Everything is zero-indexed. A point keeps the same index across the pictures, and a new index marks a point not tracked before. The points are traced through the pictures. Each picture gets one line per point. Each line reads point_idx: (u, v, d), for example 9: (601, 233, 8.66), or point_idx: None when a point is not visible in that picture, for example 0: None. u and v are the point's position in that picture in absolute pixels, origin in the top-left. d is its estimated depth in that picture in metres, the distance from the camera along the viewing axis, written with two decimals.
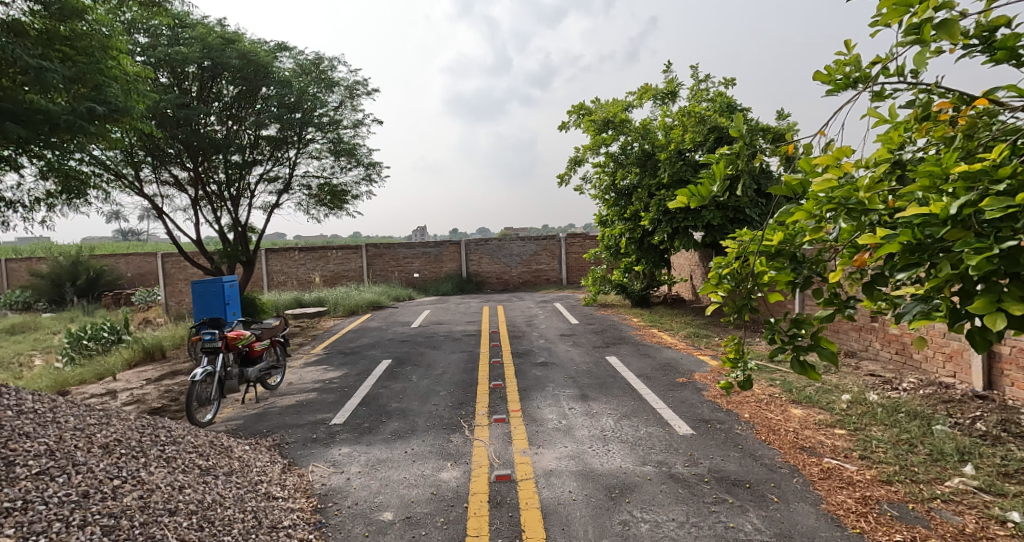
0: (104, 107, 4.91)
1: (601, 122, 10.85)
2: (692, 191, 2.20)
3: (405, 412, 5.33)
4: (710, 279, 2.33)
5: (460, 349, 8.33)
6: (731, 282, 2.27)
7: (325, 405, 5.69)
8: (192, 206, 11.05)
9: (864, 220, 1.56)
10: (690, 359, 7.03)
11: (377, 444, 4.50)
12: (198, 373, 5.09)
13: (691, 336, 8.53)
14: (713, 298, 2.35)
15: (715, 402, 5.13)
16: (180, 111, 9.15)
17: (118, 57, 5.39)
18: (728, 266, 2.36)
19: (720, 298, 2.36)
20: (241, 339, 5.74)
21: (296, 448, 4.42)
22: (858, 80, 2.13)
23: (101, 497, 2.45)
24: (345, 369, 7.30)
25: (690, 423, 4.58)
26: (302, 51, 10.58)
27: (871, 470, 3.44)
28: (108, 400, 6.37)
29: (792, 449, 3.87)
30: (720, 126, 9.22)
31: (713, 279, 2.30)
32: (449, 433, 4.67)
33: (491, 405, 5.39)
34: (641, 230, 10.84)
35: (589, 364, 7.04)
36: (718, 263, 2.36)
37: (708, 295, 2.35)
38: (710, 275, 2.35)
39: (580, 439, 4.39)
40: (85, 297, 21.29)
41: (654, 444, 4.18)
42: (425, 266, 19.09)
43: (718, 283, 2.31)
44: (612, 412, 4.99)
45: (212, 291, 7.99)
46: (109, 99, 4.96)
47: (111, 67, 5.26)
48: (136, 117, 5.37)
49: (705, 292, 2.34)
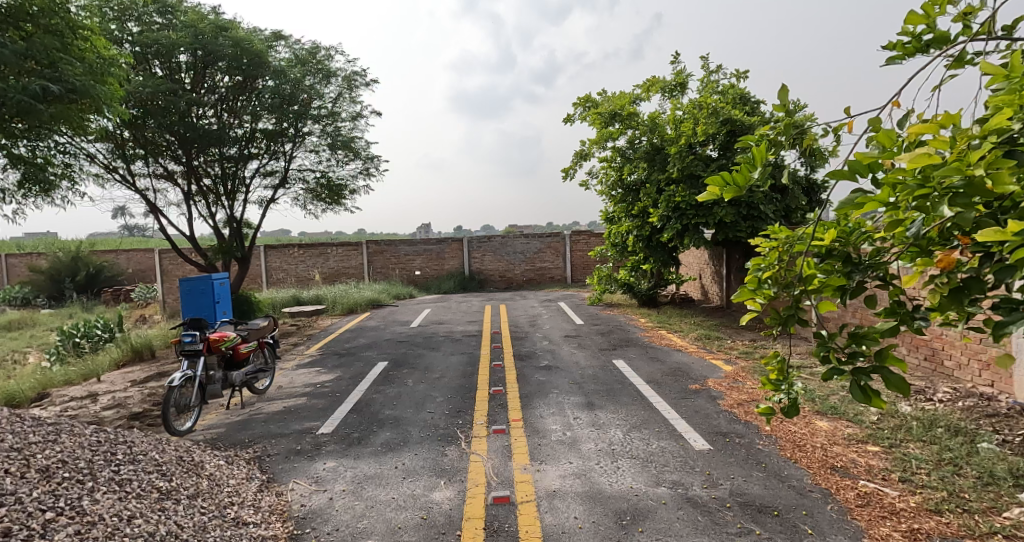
0: (60, 86, 4.54)
1: (607, 114, 10.44)
2: (725, 178, 1.78)
3: (398, 421, 4.96)
4: (747, 285, 1.92)
5: (459, 351, 7.96)
6: (773, 288, 1.85)
7: (314, 412, 5.33)
8: (185, 201, 10.71)
9: (970, 214, 1.16)
10: (702, 363, 6.65)
11: (366, 458, 4.13)
12: (175, 377, 4.74)
13: (702, 338, 8.13)
14: (751, 309, 1.91)
15: (733, 413, 4.73)
16: (170, 99, 8.78)
17: (86, 37, 5.05)
18: (769, 269, 1.94)
19: (758, 308, 1.92)
20: (224, 341, 5.39)
21: (278, 462, 4.07)
22: (932, 43, 1.70)
23: (26, 536, 2.14)
24: (338, 372, 6.95)
25: (706, 437, 4.20)
26: (298, 40, 10.22)
27: (916, 497, 3.04)
28: (87, 404, 6.03)
29: (823, 470, 3.48)
30: (734, 119, 8.86)
31: (752, 283, 1.88)
32: (444, 445, 4.30)
33: (490, 414, 5.03)
34: (650, 227, 10.48)
35: (595, 368, 6.66)
36: (756, 264, 1.92)
37: (744, 303, 1.92)
38: (748, 279, 1.92)
39: (586, 455, 4.00)
40: (85, 293, 21.09)
41: (667, 462, 3.80)
42: (427, 264, 18.74)
43: (757, 289, 1.88)
44: (621, 423, 4.62)
45: (201, 289, 7.66)
46: (66, 78, 4.57)
47: (77, 47, 4.93)
48: (100, 100, 4.97)
49: (740, 299, 1.90)
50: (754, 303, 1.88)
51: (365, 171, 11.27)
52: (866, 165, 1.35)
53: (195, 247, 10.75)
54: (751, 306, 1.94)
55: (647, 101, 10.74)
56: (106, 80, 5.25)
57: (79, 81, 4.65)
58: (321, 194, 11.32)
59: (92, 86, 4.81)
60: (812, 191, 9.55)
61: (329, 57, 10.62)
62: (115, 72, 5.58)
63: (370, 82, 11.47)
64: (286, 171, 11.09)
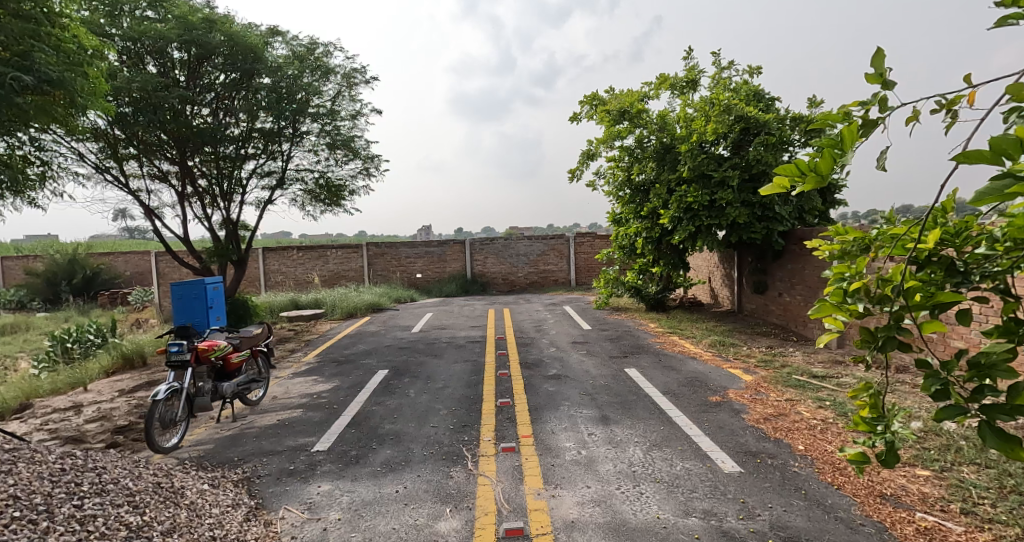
0: (32, 77, 4.25)
1: (615, 112, 10.14)
2: (802, 168, 1.45)
3: (399, 436, 4.62)
4: (828, 298, 1.57)
5: (463, 359, 7.62)
6: (862, 304, 1.50)
7: (309, 427, 4.99)
8: (180, 202, 10.39)
9: None
10: (719, 372, 6.30)
11: (364, 481, 3.78)
12: (161, 391, 4.40)
13: (716, 345, 7.79)
14: (830, 327, 1.57)
15: (761, 429, 4.37)
16: (159, 94, 8.43)
17: (63, 23, 4.74)
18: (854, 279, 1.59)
19: (841, 327, 1.58)
20: (214, 351, 5.02)
21: (269, 486, 3.72)
22: None
23: None
24: (336, 381, 6.61)
25: (735, 457, 3.85)
26: (295, 36, 9.95)
27: (985, 534, 2.69)
28: (70, 416, 5.69)
29: (873, 499, 3.12)
30: (747, 115, 8.54)
31: (835, 296, 1.52)
32: (450, 466, 3.97)
33: (498, 430, 4.68)
34: (660, 229, 10.14)
35: (607, 378, 6.31)
36: (838, 272, 1.58)
37: (823, 321, 1.58)
38: (829, 292, 1.58)
39: (605, 477, 3.66)
40: (81, 297, 20.83)
41: (695, 486, 3.46)
42: (428, 267, 18.40)
43: (842, 303, 1.52)
44: (640, 440, 4.29)
45: (193, 294, 7.32)
46: (39, 67, 4.27)
47: (55, 35, 4.62)
48: (76, 92, 4.67)
49: (818, 316, 1.57)
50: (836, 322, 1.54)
51: (365, 171, 10.95)
52: (1021, 144, 1.03)
53: (189, 250, 10.40)
54: (830, 325, 1.60)
55: (657, 99, 10.44)
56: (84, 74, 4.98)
57: (54, 72, 4.37)
58: (321, 195, 11.00)
59: (68, 79, 4.53)
60: (827, 191, 9.23)
61: (328, 54, 10.34)
62: (95, 65, 5.32)
63: (370, 80, 11.18)
64: (284, 172, 10.77)
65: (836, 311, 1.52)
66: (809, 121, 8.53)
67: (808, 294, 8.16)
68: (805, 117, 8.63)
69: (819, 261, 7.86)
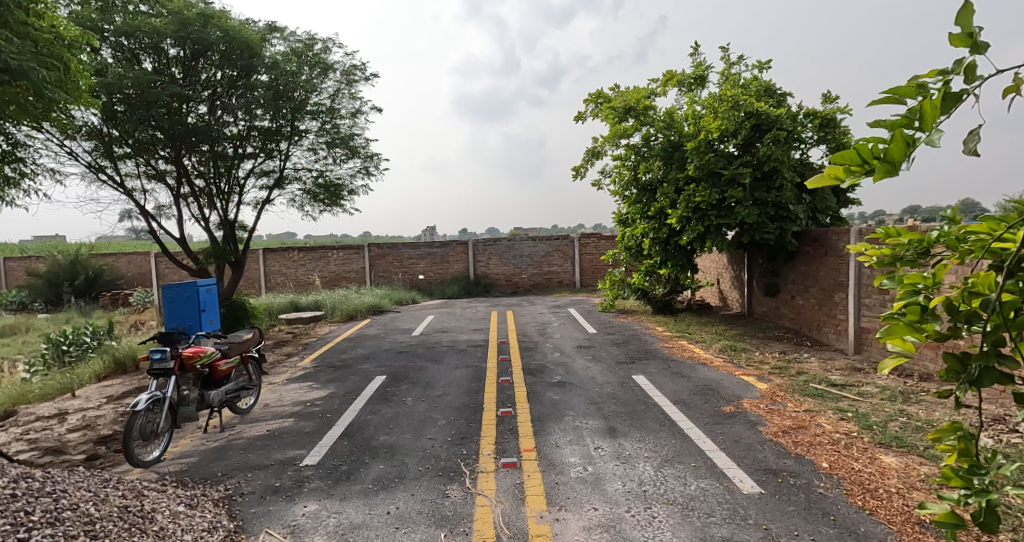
0: None
1: (621, 109, 9.88)
2: (865, 155, 1.20)
3: (393, 450, 4.35)
4: (898, 315, 1.21)
5: (464, 364, 7.34)
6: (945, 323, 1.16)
7: (300, 438, 4.72)
8: (176, 202, 10.17)
9: None
10: (732, 380, 6.00)
11: (353, 501, 3.51)
12: (141, 401, 4.15)
13: (727, 351, 7.49)
14: (897, 352, 1.23)
15: (780, 444, 4.06)
16: (151, 90, 8.22)
17: (28, 8, 4.42)
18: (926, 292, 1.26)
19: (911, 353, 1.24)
20: (200, 357, 4.76)
21: (251, 505, 3.46)
22: None
23: None
24: (331, 388, 6.35)
25: (755, 476, 3.56)
26: (293, 32, 9.75)
27: None
28: (54, 425, 5.46)
29: (911, 527, 2.83)
30: (758, 111, 8.26)
31: (911, 313, 1.17)
32: (446, 483, 3.70)
33: (498, 443, 4.40)
34: (668, 229, 9.82)
35: (613, 385, 6.02)
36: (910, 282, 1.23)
37: (891, 346, 1.23)
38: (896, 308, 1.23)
39: (614, 498, 3.37)
40: (83, 298, 20.68)
41: (712, 509, 3.17)
42: (431, 268, 18.15)
43: (918, 323, 1.17)
44: (651, 456, 4.00)
45: (185, 296, 7.08)
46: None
47: (19, 21, 4.32)
48: (40, 83, 4.36)
49: (886, 339, 1.21)
50: (905, 344, 1.19)
51: (365, 170, 10.71)
52: None
53: (184, 251, 10.16)
54: (898, 348, 1.25)
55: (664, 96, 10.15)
56: (58, 61, 4.76)
57: (13, 60, 4.07)
58: (320, 195, 10.75)
59: (31, 68, 4.28)
60: (840, 190, 8.93)
61: (327, 50, 10.13)
62: (73, 48, 5.10)
63: (370, 77, 10.95)
64: (282, 171, 10.53)
65: (911, 332, 1.17)
66: (823, 117, 8.23)
67: (822, 297, 7.83)
68: (818, 112, 8.33)
69: (834, 263, 7.54)
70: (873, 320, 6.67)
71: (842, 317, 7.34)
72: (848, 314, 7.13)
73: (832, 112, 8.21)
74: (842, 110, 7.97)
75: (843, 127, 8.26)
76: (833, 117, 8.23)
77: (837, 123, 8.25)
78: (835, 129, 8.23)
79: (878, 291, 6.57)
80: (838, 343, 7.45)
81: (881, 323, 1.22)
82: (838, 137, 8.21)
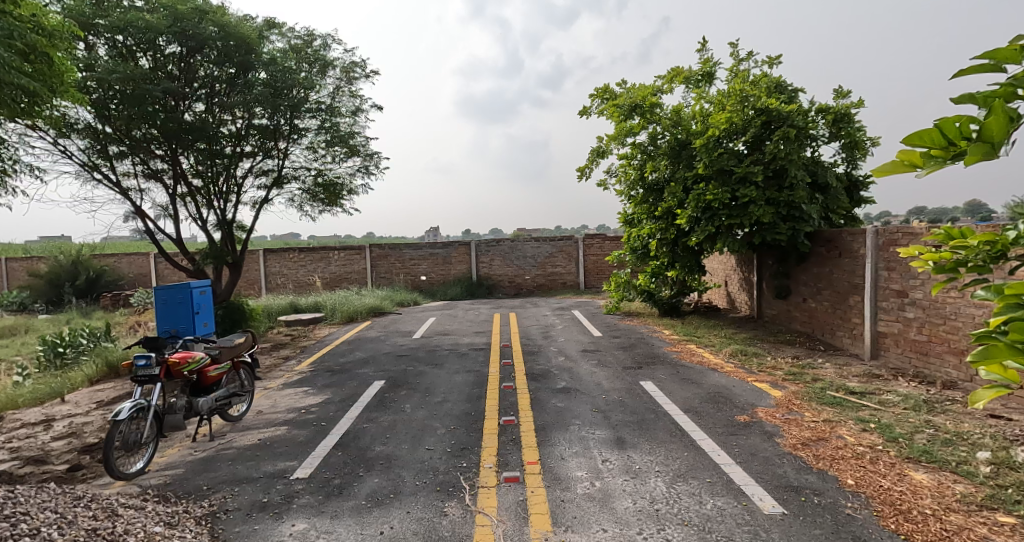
0: None
1: (627, 107, 9.64)
2: (952, 136, 0.97)
3: (389, 462, 4.12)
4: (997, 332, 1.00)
5: (465, 369, 7.10)
6: None
7: (292, 448, 4.49)
8: (173, 202, 9.99)
9: None
10: (744, 386, 5.75)
11: (345, 519, 3.28)
12: (123, 410, 3.92)
13: (738, 356, 7.23)
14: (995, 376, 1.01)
15: (800, 458, 3.81)
16: (145, 87, 8.05)
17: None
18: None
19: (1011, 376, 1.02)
20: (188, 364, 4.54)
21: (235, 524, 3.23)
22: None
23: None
24: (328, 394, 6.13)
25: (775, 494, 3.31)
26: (292, 29, 9.59)
27: None
28: (38, 433, 5.24)
29: None
30: (768, 107, 8.02)
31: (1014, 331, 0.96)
32: (444, 501, 3.46)
33: (500, 455, 4.17)
34: (675, 230, 9.57)
35: (620, 392, 5.77)
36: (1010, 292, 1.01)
37: (988, 368, 1.02)
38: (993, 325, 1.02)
39: (624, 518, 3.13)
40: (84, 298, 20.52)
41: (730, 532, 2.92)
42: (433, 269, 17.93)
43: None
44: (662, 470, 3.75)
45: (179, 298, 6.90)
46: None
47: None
48: (7, 73, 4.01)
49: (981, 358, 0.99)
50: (1004, 369, 1.00)
51: (365, 168, 10.51)
52: None
53: (181, 251, 9.97)
54: (997, 372, 1.03)
55: (670, 93, 9.92)
56: (41, 56, 4.58)
57: None
58: (319, 194, 10.55)
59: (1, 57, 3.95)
60: (852, 189, 8.69)
61: (325, 46, 9.96)
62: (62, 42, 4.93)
63: (370, 74, 10.76)
64: (280, 170, 10.34)
65: (1014, 351, 0.95)
66: (836, 113, 7.96)
67: (836, 300, 7.57)
68: (830, 108, 8.06)
69: (847, 265, 7.28)
70: (891, 323, 6.41)
71: (857, 321, 7.07)
72: (864, 318, 6.86)
73: (845, 107, 7.95)
74: (856, 105, 7.70)
75: (857, 123, 7.99)
76: (846, 112, 7.96)
77: (850, 120, 7.99)
78: (848, 125, 7.97)
79: (896, 294, 6.31)
80: (853, 348, 7.18)
81: (973, 342, 1.02)
82: (852, 134, 7.95)
